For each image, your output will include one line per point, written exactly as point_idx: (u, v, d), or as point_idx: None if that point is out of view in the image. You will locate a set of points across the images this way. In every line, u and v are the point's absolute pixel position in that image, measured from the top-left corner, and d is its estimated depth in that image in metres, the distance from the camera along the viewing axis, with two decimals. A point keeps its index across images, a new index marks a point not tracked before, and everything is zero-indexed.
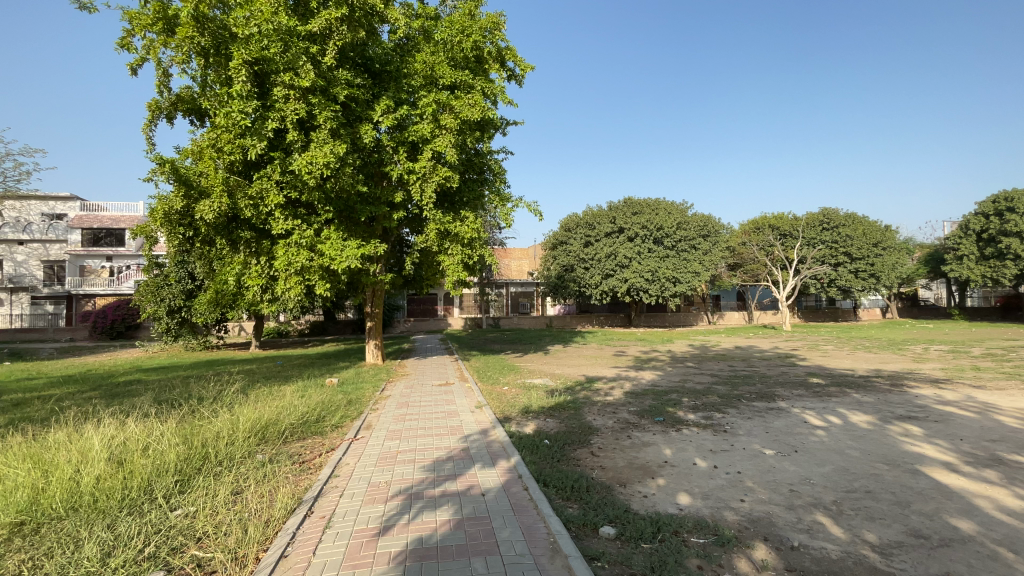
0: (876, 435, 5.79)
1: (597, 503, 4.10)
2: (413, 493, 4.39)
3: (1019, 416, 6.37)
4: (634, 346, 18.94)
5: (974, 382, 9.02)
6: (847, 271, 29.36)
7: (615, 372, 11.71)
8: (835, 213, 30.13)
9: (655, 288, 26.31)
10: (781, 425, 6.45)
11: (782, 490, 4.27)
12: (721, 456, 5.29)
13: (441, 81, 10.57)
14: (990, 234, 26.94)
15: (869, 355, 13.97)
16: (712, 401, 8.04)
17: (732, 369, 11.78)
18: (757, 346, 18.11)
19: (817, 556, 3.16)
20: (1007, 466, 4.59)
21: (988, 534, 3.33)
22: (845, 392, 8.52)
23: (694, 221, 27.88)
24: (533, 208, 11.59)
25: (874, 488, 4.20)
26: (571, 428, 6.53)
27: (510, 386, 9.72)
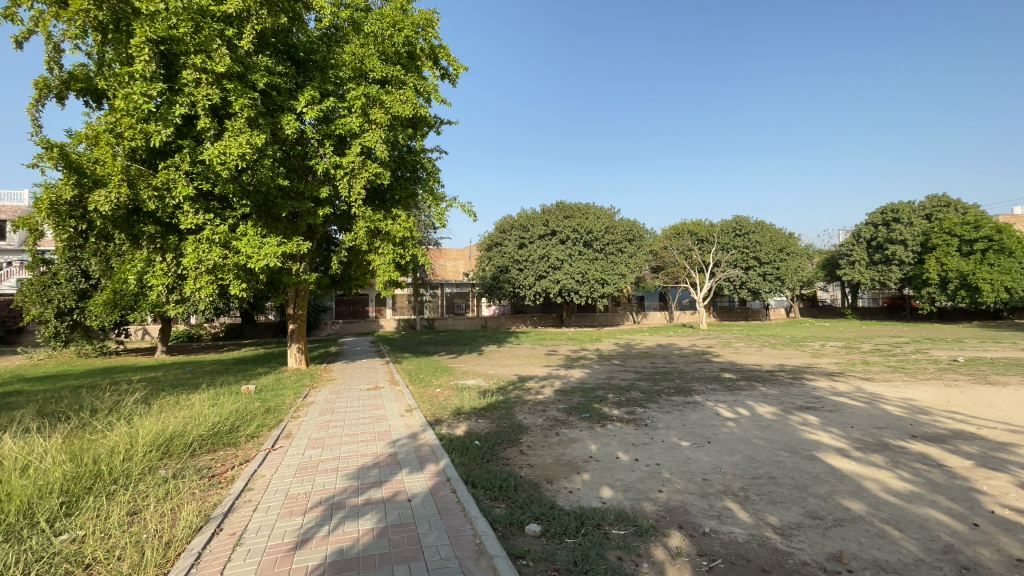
0: (780, 425, 6.31)
1: (524, 502, 4.13)
2: (334, 503, 4.19)
3: (897, 405, 7.22)
4: (565, 345, 19.39)
5: (859, 374, 10.13)
6: (756, 274, 32.00)
7: (547, 371, 11.93)
8: (746, 221, 32.67)
9: (586, 289, 27.14)
10: (697, 418, 6.86)
11: (696, 480, 4.53)
12: (642, 449, 5.53)
13: (371, 75, 10.24)
14: (878, 242, 30.38)
15: (775, 352, 15.27)
16: (636, 397, 8.41)
17: (655, 366, 12.41)
18: (679, 344, 19.18)
19: (726, 540, 3.37)
20: (888, 450, 5.16)
21: (875, 513, 3.70)
22: (754, 385, 9.24)
23: (622, 226, 29.10)
24: (467, 209, 11.51)
25: (777, 474, 4.57)
26: (501, 428, 6.54)
27: (442, 387, 9.59)
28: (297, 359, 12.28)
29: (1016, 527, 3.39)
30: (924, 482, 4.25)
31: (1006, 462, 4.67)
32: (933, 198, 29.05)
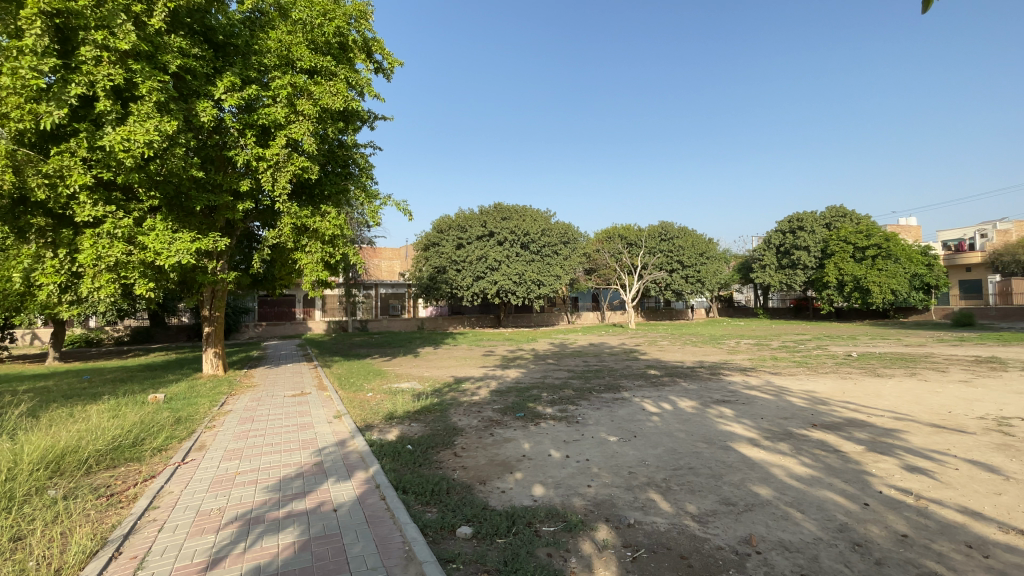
0: (699, 418, 6.72)
1: (456, 504, 4.09)
2: (252, 517, 3.92)
3: (800, 397, 7.93)
4: (501, 346, 19.50)
5: (768, 369, 11.03)
6: (680, 276, 33.92)
7: (482, 372, 11.93)
8: (671, 226, 34.49)
9: (522, 290, 27.44)
10: (625, 413, 7.14)
11: (623, 473, 4.71)
12: (573, 445, 5.67)
13: (298, 64, 9.75)
14: (785, 248, 33.23)
15: (696, 349, 16.25)
16: (568, 395, 8.61)
17: (586, 364, 12.79)
18: (610, 343, 19.92)
19: (649, 531, 3.52)
20: (792, 438, 5.65)
21: (781, 497, 4.02)
22: (677, 381, 9.78)
23: (557, 229, 29.72)
24: (401, 207, 11.25)
25: (696, 464, 4.85)
26: (435, 431, 6.44)
27: (373, 391, 9.30)
28: (214, 365, 11.42)
29: (894, 504, 3.81)
30: (821, 466, 4.69)
31: (886, 445, 5.27)
32: (832, 209, 32.16)
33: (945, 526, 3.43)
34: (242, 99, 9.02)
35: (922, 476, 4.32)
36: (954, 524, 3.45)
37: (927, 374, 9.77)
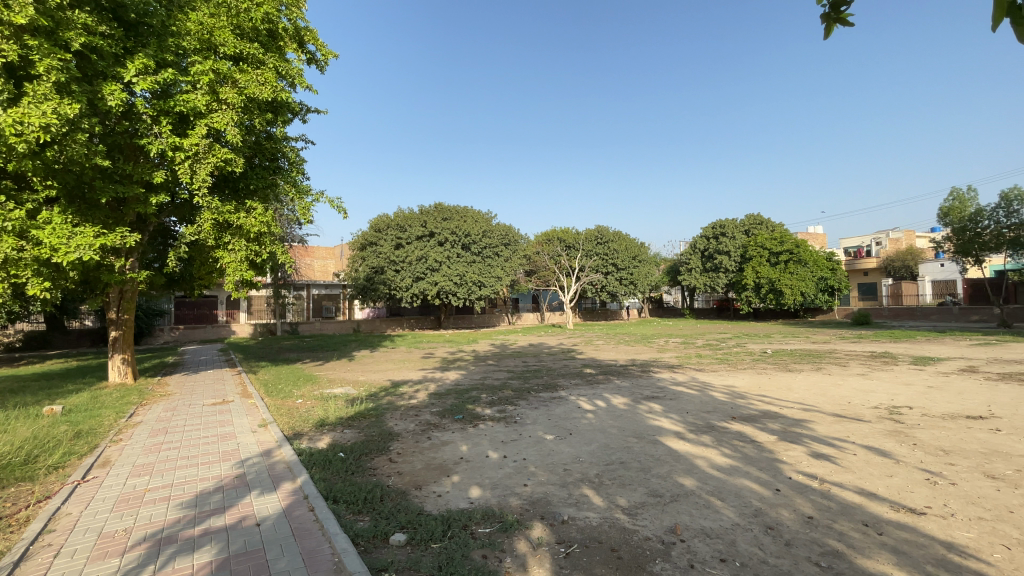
0: (631, 414, 7.00)
1: (390, 511, 3.98)
2: (164, 537, 3.62)
3: (721, 391, 8.47)
4: (441, 347, 19.29)
5: (694, 366, 11.70)
6: (615, 278, 35.19)
7: (420, 374, 11.74)
8: (607, 230, 35.70)
9: (463, 291, 27.29)
10: (562, 412, 7.29)
11: (558, 471, 4.80)
12: (510, 445, 5.70)
13: (221, 49, 9.14)
14: (709, 253, 35.46)
15: (629, 348, 16.93)
16: (506, 395, 8.67)
17: (525, 365, 12.93)
18: (548, 343, 20.26)
19: (581, 526, 3.61)
20: (714, 431, 6.02)
21: (703, 487, 4.27)
22: (611, 379, 10.14)
23: (497, 230, 29.84)
24: (335, 205, 10.82)
25: (626, 459, 5.04)
26: (370, 437, 6.25)
27: (304, 397, 8.87)
28: (122, 373, 10.41)
29: (802, 488, 4.16)
30: (740, 456, 5.03)
31: (795, 434, 5.74)
32: (751, 217, 34.61)
33: (844, 507, 3.79)
34: (157, 83, 8.29)
35: (825, 462, 4.75)
36: (851, 505, 3.81)
37: (830, 368, 10.77)
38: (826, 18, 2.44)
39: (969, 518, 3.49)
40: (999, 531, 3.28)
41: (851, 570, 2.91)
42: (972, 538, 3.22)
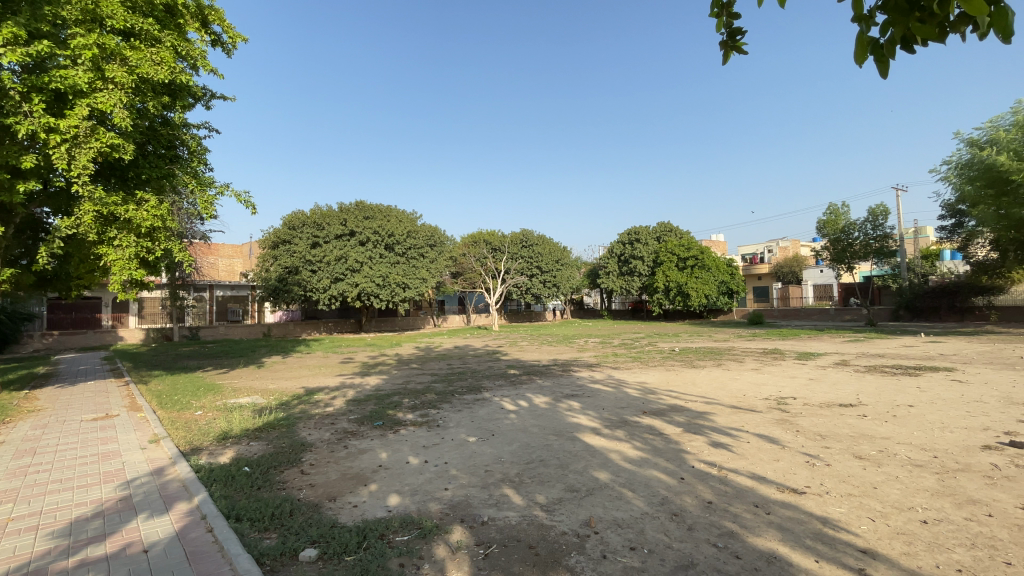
0: (551, 413, 7.18)
1: (300, 526, 3.76)
2: (27, 572, 3.14)
3: (635, 388, 8.96)
4: (360, 351, 18.55)
5: (611, 365, 12.28)
6: (538, 281, 35.96)
7: (338, 380, 11.22)
8: (532, 234, 36.42)
9: (386, 293, 26.44)
10: (485, 413, 7.32)
11: (480, 472, 4.81)
12: (432, 450, 5.62)
13: (108, 23, 8.15)
14: (625, 257, 37.45)
15: (551, 349, 17.39)
16: (429, 399, 8.54)
17: (448, 367, 12.81)
18: (472, 345, 20.23)
19: (501, 526, 3.64)
20: (627, 425, 6.35)
21: (617, 479, 4.49)
22: (533, 379, 10.34)
23: (422, 231, 29.31)
24: (243, 199, 10.06)
25: (546, 457, 5.17)
26: (280, 449, 5.86)
27: (205, 409, 8.11)
28: None
29: (703, 475, 4.51)
30: (650, 448, 5.34)
31: (699, 426, 6.21)
32: (663, 224, 36.95)
33: (739, 490, 4.16)
34: (28, 55, 7.21)
35: (724, 451, 5.19)
36: (745, 487, 4.20)
37: (730, 364, 11.77)
38: (725, 44, 2.67)
39: (841, 494, 3.98)
40: (864, 504, 3.76)
41: (744, 547, 3.20)
42: (842, 512, 3.66)
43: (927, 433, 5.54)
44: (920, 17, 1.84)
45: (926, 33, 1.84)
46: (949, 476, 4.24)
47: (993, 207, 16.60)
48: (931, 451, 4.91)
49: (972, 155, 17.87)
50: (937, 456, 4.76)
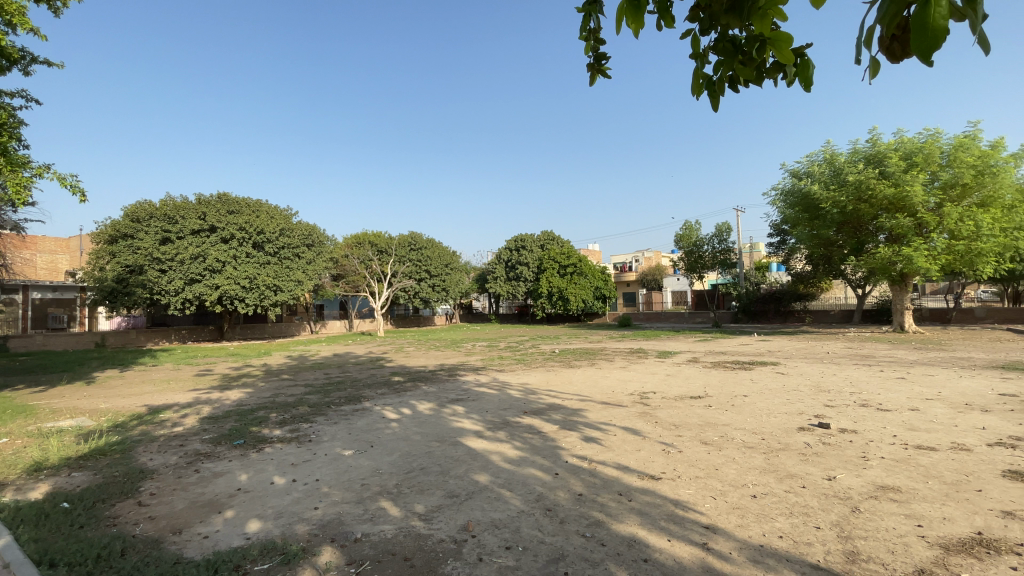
0: (434, 419, 7.10)
1: (134, 567, 3.22)
2: None
3: (517, 389, 9.25)
4: (221, 362, 16.55)
5: (496, 368, 12.53)
6: (427, 285, 35.40)
7: (193, 396, 9.89)
8: (419, 237, 35.86)
9: (253, 296, 23.93)
10: (364, 424, 6.98)
11: (354, 487, 4.56)
12: (301, 467, 5.20)
13: None
14: (512, 263, 38.62)
15: (437, 354, 17.22)
16: (301, 412, 7.91)
17: (326, 377, 12.00)
18: (354, 352, 19.23)
19: (375, 541, 3.49)
20: (509, 426, 6.51)
21: (496, 481, 4.56)
22: (417, 386, 10.13)
23: (298, 230, 27.20)
24: (75, 187, 8.44)
25: (426, 464, 5.09)
26: (111, 479, 4.98)
27: (7, 436, 6.60)
28: None
29: (576, 469, 4.79)
30: (529, 447, 5.53)
31: (574, 423, 6.59)
32: (547, 233, 38.79)
33: (606, 481, 4.49)
34: None
35: (595, 445, 5.56)
36: (612, 478, 4.54)
37: (603, 363, 12.68)
38: (591, 67, 2.87)
39: (690, 477, 4.49)
40: (708, 485, 4.29)
41: (609, 535, 3.44)
42: (691, 493, 4.13)
43: (757, 419, 6.51)
44: (742, 60, 2.16)
45: (747, 74, 2.16)
46: (772, 455, 5.02)
47: (807, 228, 20.15)
48: (760, 434, 5.77)
49: (792, 183, 21.53)
50: (764, 438, 5.61)
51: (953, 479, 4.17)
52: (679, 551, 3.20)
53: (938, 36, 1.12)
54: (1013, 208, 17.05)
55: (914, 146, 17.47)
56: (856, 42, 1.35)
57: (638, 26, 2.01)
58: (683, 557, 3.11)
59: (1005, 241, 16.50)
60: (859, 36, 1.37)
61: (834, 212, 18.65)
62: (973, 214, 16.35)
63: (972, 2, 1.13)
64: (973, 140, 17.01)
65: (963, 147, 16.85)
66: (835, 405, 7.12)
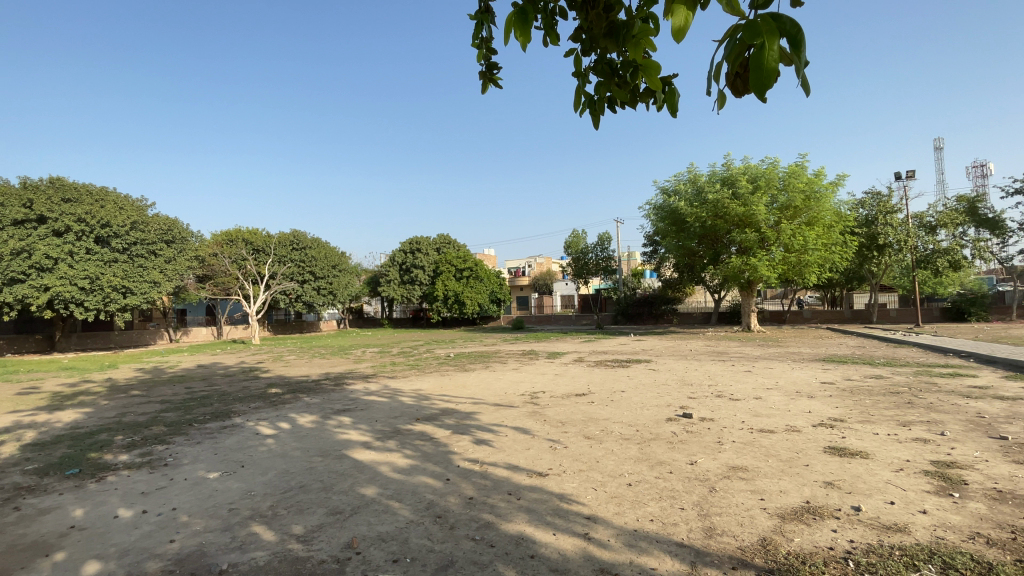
0: (317, 432, 6.63)
1: None
2: None
3: (409, 396, 9.01)
4: (49, 378, 13.86)
5: (386, 374, 12.09)
6: (311, 287, 32.98)
7: (7, 419, 8.12)
8: (303, 236, 33.54)
9: (94, 299, 20.40)
10: (233, 442, 6.30)
11: (221, 513, 4.09)
12: (154, 496, 4.54)
13: None
14: (406, 266, 37.75)
15: (322, 361, 16.16)
16: (156, 433, 6.90)
17: (189, 391, 10.62)
18: (224, 362, 17.28)
19: (244, 571, 3.16)
20: (399, 434, 6.32)
21: (384, 492, 4.39)
22: (298, 397, 9.40)
23: (156, 223, 23.80)
24: None
25: (306, 481, 4.74)
26: None
27: None
28: None
29: (467, 473, 4.81)
30: (420, 455, 5.43)
31: (466, 426, 6.61)
32: (443, 236, 38.54)
33: (497, 482, 4.56)
34: None
35: (486, 447, 5.62)
36: (501, 479, 4.62)
37: (495, 366, 12.89)
38: (482, 75, 2.92)
39: (574, 471, 4.74)
40: (590, 477, 4.57)
41: (498, 536, 3.49)
42: (575, 487, 4.35)
43: (633, 412, 7.09)
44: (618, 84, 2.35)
45: (622, 96, 2.36)
46: (645, 445, 5.50)
47: (674, 239, 22.43)
48: (635, 426, 6.29)
49: (663, 200, 23.85)
50: (638, 430, 6.13)
51: (787, 456, 4.91)
52: (563, 544, 3.35)
53: (771, 76, 1.32)
54: (830, 227, 20.55)
55: (758, 171, 20.34)
56: (709, 75, 1.55)
57: (526, 40, 2.09)
58: (566, 549, 3.27)
59: (824, 254, 19.89)
60: (711, 70, 1.57)
61: (696, 225, 21.05)
62: (802, 231, 19.42)
63: (796, 50, 1.34)
64: (802, 169, 20.24)
65: (795, 174, 19.96)
66: (698, 397, 8.01)
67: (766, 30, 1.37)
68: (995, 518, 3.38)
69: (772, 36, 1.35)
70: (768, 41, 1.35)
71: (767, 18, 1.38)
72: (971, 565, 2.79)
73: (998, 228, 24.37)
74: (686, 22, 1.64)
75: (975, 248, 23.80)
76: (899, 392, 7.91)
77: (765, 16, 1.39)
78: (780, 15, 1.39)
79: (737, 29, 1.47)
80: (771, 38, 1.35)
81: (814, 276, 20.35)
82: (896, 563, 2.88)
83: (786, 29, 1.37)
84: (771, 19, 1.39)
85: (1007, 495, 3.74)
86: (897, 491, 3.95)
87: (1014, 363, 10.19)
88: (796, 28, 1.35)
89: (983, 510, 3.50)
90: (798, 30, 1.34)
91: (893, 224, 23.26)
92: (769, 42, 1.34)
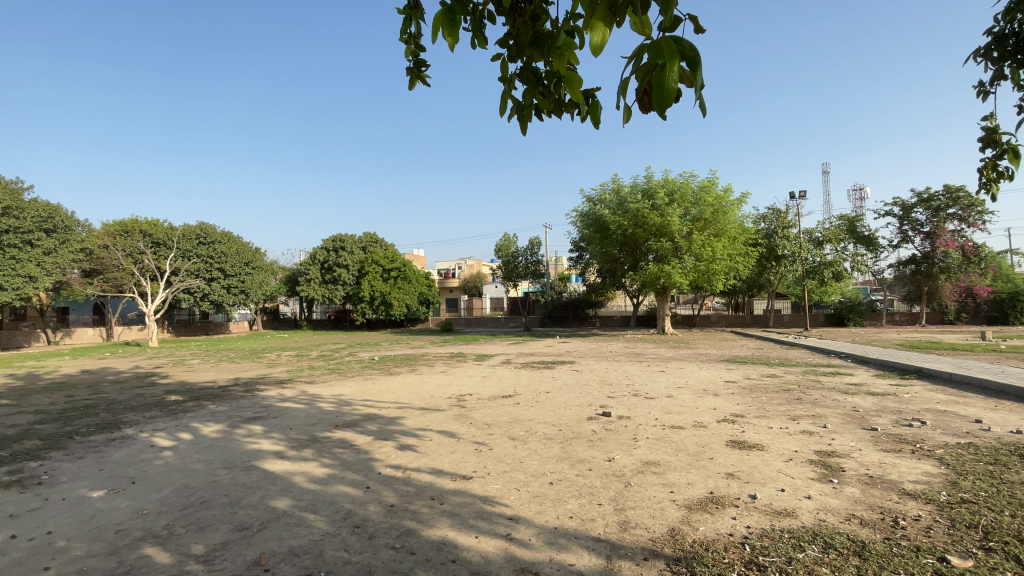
0: (222, 443, 6.13)
1: None
2: None
3: (328, 402, 8.57)
4: None
5: (304, 379, 11.43)
6: (219, 286, 30.42)
7: None
8: (212, 229, 31.19)
9: None
10: (123, 456, 5.65)
11: (106, 536, 3.65)
12: (24, 519, 3.95)
13: None
14: (328, 264, 36.18)
15: (231, 366, 14.96)
16: (28, 447, 6.02)
17: (69, 400, 9.39)
18: (114, 367, 15.46)
19: None
20: (316, 442, 6.00)
21: (297, 505, 4.14)
22: (203, 405, 8.64)
23: (33, 209, 20.76)
24: None
25: (209, 496, 4.37)
26: None
27: None
28: None
29: (388, 480, 4.67)
30: (338, 463, 5.19)
31: (389, 431, 6.42)
32: (369, 235, 37.47)
33: (419, 487, 4.47)
34: None
35: (410, 452, 5.49)
36: (424, 484, 4.54)
37: (422, 369, 12.61)
38: (410, 71, 2.87)
39: (498, 473, 4.77)
40: (513, 478, 4.61)
41: (418, 542, 3.43)
42: (498, 488, 4.37)
43: (556, 412, 7.28)
44: (542, 93, 2.42)
45: (547, 105, 2.42)
46: (568, 443, 5.68)
47: (598, 246, 23.53)
48: (557, 426, 6.47)
49: (588, 207, 24.77)
50: (561, 429, 6.30)
51: (694, 450, 5.29)
52: (485, 546, 3.35)
53: (671, 95, 1.41)
54: (735, 239, 22.44)
55: (675, 185, 21.76)
56: (617, 90, 1.63)
57: (453, 39, 2.09)
58: (487, 551, 3.27)
59: (729, 264, 21.75)
60: (619, 85, 1.66)
61: (618, 233, 22.09)
62: (711, 242, 21.00)
63: (694, 72, 1.45)
64: (713, 185, 21.92)
65: (706, 189, 21.55)
66: (617, 396, 8.39)
67: (668, 51, 1.47)
68: (867, 500, 3.86)
69: (673, 58, 1.45)
70: (670, 62, 1.45)
71: (669, 40, 1.48)
72: (847, 544, 3.17)
73: (871, 244, 27.92)
74: (602, 40, 1.73)
75: (854, 261, 27.08)
76: (790, 389, 8.80)
77: (667, 38, 1.49)
78: (681, 39, 1.49)
79: (644, 49, 1.57)
80: (672, 60, 1.45)
81: (721, 283, 22.10)
82: (785, 545, 3.19)
83: (685, 53, 1.48)
84: (673, 42, 1.49)
85: (876, 480, 4.29)
86: (788, 479, 4.39)
87: (883, 363, 11.70)
88: (695, 53, 1.46)
89: (857, 494, 3.99)
90: (696, 55, 1.45)
91: (789, 237, 25.92)
92: (671, 63, 1.44)
